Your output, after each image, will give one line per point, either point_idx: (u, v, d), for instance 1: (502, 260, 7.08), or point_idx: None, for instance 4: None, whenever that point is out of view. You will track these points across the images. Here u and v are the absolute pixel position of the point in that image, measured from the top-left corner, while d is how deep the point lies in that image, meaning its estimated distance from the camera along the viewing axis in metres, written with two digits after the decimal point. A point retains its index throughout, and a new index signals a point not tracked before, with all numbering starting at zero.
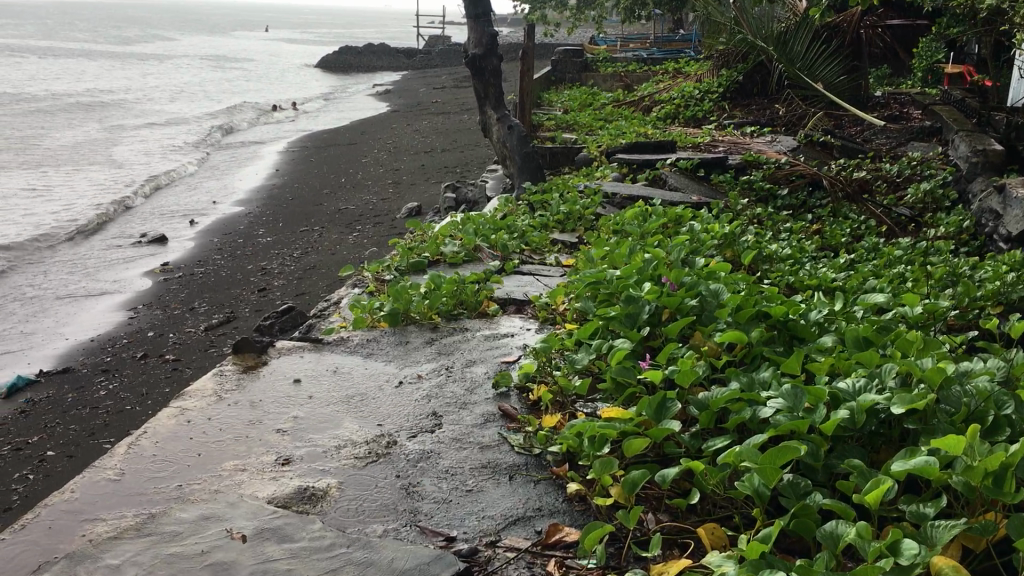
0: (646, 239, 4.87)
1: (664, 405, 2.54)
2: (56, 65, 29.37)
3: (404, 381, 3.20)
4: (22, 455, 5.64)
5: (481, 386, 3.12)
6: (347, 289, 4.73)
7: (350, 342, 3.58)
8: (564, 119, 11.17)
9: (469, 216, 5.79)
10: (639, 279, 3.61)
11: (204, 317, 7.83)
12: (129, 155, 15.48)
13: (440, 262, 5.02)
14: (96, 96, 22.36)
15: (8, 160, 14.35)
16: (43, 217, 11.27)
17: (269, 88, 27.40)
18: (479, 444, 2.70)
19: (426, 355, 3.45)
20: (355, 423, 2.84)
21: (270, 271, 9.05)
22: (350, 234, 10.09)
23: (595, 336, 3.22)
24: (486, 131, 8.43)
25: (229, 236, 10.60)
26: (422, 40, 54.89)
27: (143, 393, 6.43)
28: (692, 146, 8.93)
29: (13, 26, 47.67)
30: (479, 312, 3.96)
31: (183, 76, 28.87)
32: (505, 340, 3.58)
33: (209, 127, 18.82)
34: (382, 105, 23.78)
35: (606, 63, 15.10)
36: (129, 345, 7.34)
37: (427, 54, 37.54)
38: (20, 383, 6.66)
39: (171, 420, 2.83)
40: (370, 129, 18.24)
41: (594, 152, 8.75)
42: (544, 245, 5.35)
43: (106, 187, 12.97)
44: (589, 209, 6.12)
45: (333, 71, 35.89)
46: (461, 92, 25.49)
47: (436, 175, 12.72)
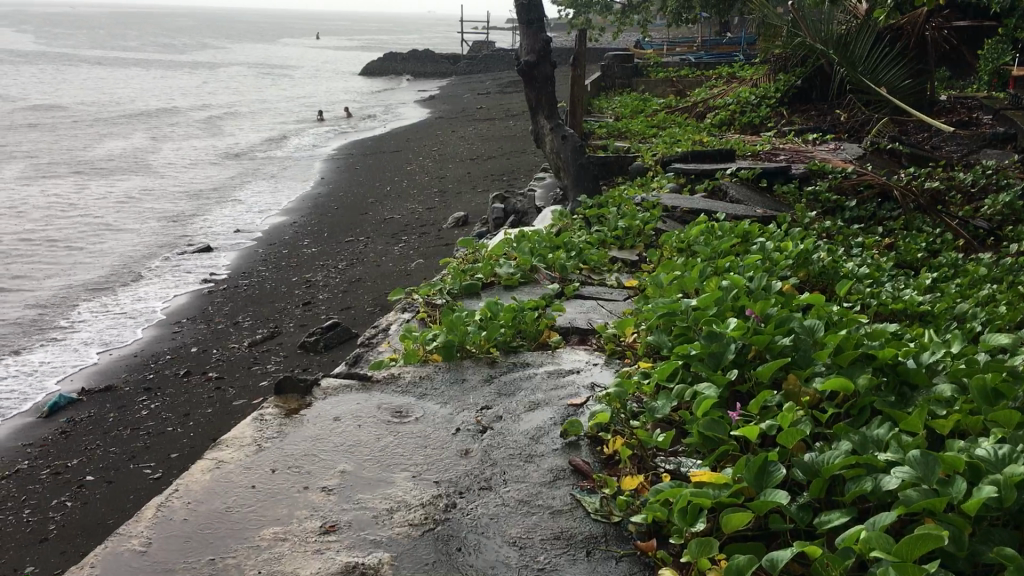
0: (716, 260, 4.52)
1: (766, 469, 2.20)
2: (107, 75, 29.74)
3: (462, 429, 2.87)
4: (62, 480, 5.47)
5: (547, 434, 2.80)
6: (396, 314, 4.42)
7: (401, 379, 3.28)
8: (616, 126, 10.81)
9: (523, 232, 5.48)
10: (718, 311, 3.26)
11: (248, 333, 7.60)
12: (175, 164, 15.41)
13: (495, 284, 4.71)
14: (143, 105, 22.43)
15: (55, 172, 14.34)
16: (87, 228, 11.16)
17: (315, 96, 27.37)
18: (548, 508, 2.37)
19: (485, 395, 3.13)
20: (407, 479, 2.53)
21: (315, 283, 8.82)
22: (395, 245, 9.83)
23: (674, 378, 2.88)
24: (539, 141, 8.08)
25: (275, 246, 10.41)
26: (464, 46, 55.02)
27: (184, 414, 6.18)
28: (752, 154, 8.52)
29: (67, 37, 48.75)
30: (540, 342, 3.67)
31: (231, 85, 29.03)
32: (570, 378, 3.27)
33: (255, 136, 18.77)
34: (426, 112, 23.59)
35: (657, 68, 14.67)
36: (172, 362, 7.13)
37: (471, 58, 37.27)
38: (61, 402, 6.46)
39: (206, 474, 2.54)
40: (417, 136, 18.06)
41: (649, 161, 8.39)
42: (603, 264, 5.03)
43: (151, 198, 12.86)
44: (649, 223, 5.78)
45: (377, 77, 35.87)
46: (508, 98, 25.19)
47: (482, 183, 12.45)
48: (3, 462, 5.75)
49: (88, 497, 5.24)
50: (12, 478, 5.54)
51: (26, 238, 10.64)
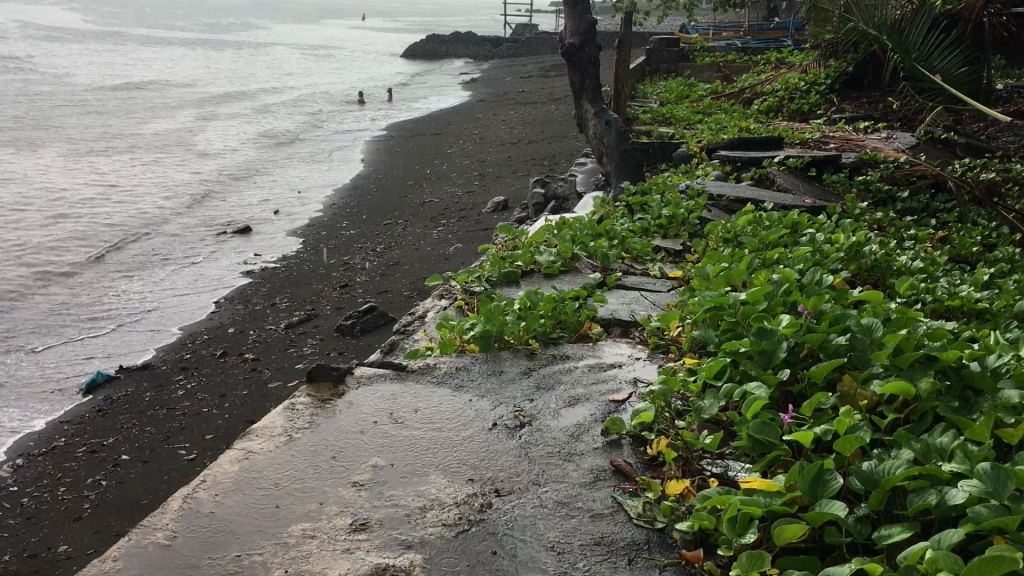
0: (764, 251, 4.36)
1: (821, 477, 2.07)
2: (155, 54, 30.01)
3: (499, 423, 2.77)
4: (97, 459, 5.46)
5: (587, 432, 2.69)
6: (433, 301, 4.32)
7: (436, 370, 3.17)
8: (661, 112, 10.63)
9: (564, 219, 5.36)
10: (769, 307, 3.12)
11: (286, 314, 7.57)
12: (217, 144, 15.45)
13: (535, 271, 4.60)
14: (187, 85, 22.55)
15: (100, 150, 14.43)
16: (130, 207, 11.20)
17: (357, 77, 27.34)
18: (587, 511, 2.26)
19: (523, 389, 3.02)
20: (441, 477, 2.43)
21: (353, 265, 8.77)
22: (434, 229, 9.75)
23: (722, 376, 2.75)
24: (581, 126, 7.93)
25: (314, 227, 10.38)
26: (506, 28, 54.63)
27: (220, 395, 6.15)
28: (800, 142, 8.31)
29: (113, 15, 49.29)
30: (580, 333, 3.56)
31: (276, 65, 29.16)
32: (611, 373, 3.15)
33: (297, 117, 18.78)
34: (468, 95, 23.47)
35: (703, 52, 14.39)
36: (209, 342, 7.11)
37: (514, 42, 37.03)
38: (99, 378, 6.45)
39: (234, 465, 2.47)
40: (458, 119, 17.95)
41: (694, 148, 8.22)
42: (646, 254, 4.93)
43: (193, 178, 12.89)
44: (694, 213, 5.63)
45: (420, 59, 35.74)
46: (551, 82, 24.99)
47: (523, 167, 12.32)
48: (40, 439, 5.75)
49: (123, 476, 5.21)
50: (50, 455, 5.54)
51: (70, 216, 10.71)
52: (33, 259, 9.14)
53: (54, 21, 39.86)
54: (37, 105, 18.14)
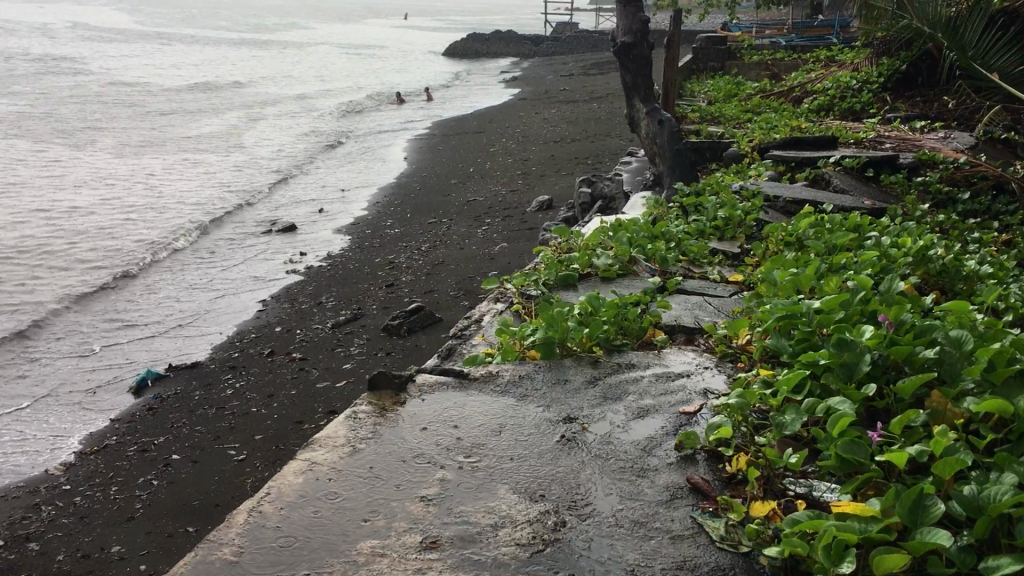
0: (829, 256, 4.22)
1: (921, 503, 1.96)
2: (201, 54, 30.32)
3: (567, 435, 2.67)
4: (147, 458, 5.45)
5: (660, 446, 2.59)
6: (489, 304, 4.24)
7: (499, 378, 3.09)
8: (709, 111, 10.46)
9: (619, 221, 5.25)
10: (846, 316, 2.99)
11: (332, 314, 7.53)
12: (262, 143, 15.53)
13: (591, 275, 4.49)
14: (231, 84, 22.75)
15: (148, 150, 14.57)
16: (177, 206, 11.26)
17: (399, 76, 27.39)
18: (666, 532, 2.16)
19: (591, 398, 2.92)
20: (511, 492, 2.35)
21: (399, 265, 8.73)
22: (478, 228, 9.67)
23: (802, 390, 2.64)
24: (633, 126, 7.81)
25: (359, 226, 10.36)
26: (546, 27, 54.57)
27: (268, 395, 6.12)
28: (855, 141, 8.11)
29: (158, 15, 49.94)
30: (643, 340, 3.45)
31: (318, 64, 29.30)
32: (679, 383, 3.04)
33: (340, 116, 18.82)
34: (510, 93, 23.41)
35: (750, 50, 14.17)
36: (257, 341, 7.09)
37: (555, 40, 36.92)
38: (149, 377, 6.46)
39: (299, 477, 2.40)
40: (500, 118, 17.88)
41: (746, 148, 8.06)
42: (704, 257, 4.81)
43: (238, 177, 12.95)
44: (751, 215, 5.49)
45: (460, 58, 35.73)
46: (593, 80, 24.84)
47: (567, 166, 12.22)
48: (92, 437, 5.77)
49: (173, 476, 5.18)
50: (101, 453, 5.54)
51: (119, 215, 10.82)
52: (83, 258, 9.21)
53: (104, 22, 40.58)
54: (86, 105, 18.37)
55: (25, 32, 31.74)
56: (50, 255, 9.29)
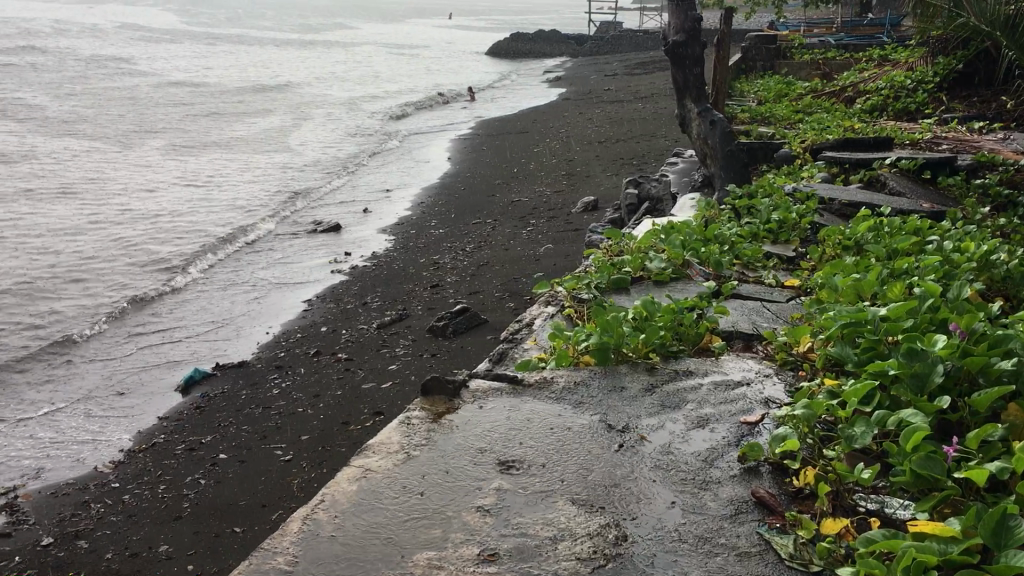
0: (891, 261, 4.09)
1: (1004, 523, 1.86)
2: (246, 53, 30.65)
3: (624, 444, 2.60)
4: (196, 457, 5.47)
5: (722, 457, 2.51)
6: (540, 308, 4.18)
7: (554, 384, 3.02)
8: (758, 111, 10.30)
9: (671, 223, 5.17)
10: (913, 324, 2.89)
11: (377, 314, 7.52)
12: (307, 143, 15.63)
13: (644, 279, 4.41)
14: (277, 84, 22.96)
15: (196, 149, 14.73)
16: (224, 205, 11.36)
17: (442, 76, 27.48)
18: (732, 549, 2.08)
19: (648, 407, 2.85)
20: (570, 504, 2.28)
21: (444, 265, 8.70)
22: (523, 228, 9.62)
23: (871, 401, 2.54)
24: (683, 126, 7.71)
25: (403, 226, 10.35)
26: (589, 26, 54.45)
27: (314, 395, 6.10)
28: (910, 142, 7.93)
29: (206, 15, 50.67)
30: (700, 347, 3.37)
31: (362, 63, 29.49)
32: (739, 392, 2.95)
33: (384, 115, 18.90)
34: (554, 92, 23.36)
35: (801, 49, 13.95)
36: (303, 341, 7.10)
37: (598, 40, 36.82)
38: (196, 376, 6.50)
39: (352, 484, 2.36)
40: (544, 118, 17.84)
41: (798, 148, 7.92)
42: (758, 260, 4.70)
43: (284, 176, 13.04)
44: (806, 217, 5.36)
45: (503, 57, 35.75)
46: (638, 79, 24.70)
47: (612, 166, 12.12)
48: (140, 435, 5.81)
49: (221, 476, 5.19)
50: (150, 451, 5.58)
51: (168, 214, 10.94)
52: (132, 257, 9.32)
53: (153, 22, 41.25)
54: (135, 105, 18.65)
55: (76, 32, 32.35)
56: (100, 253, 9.40)
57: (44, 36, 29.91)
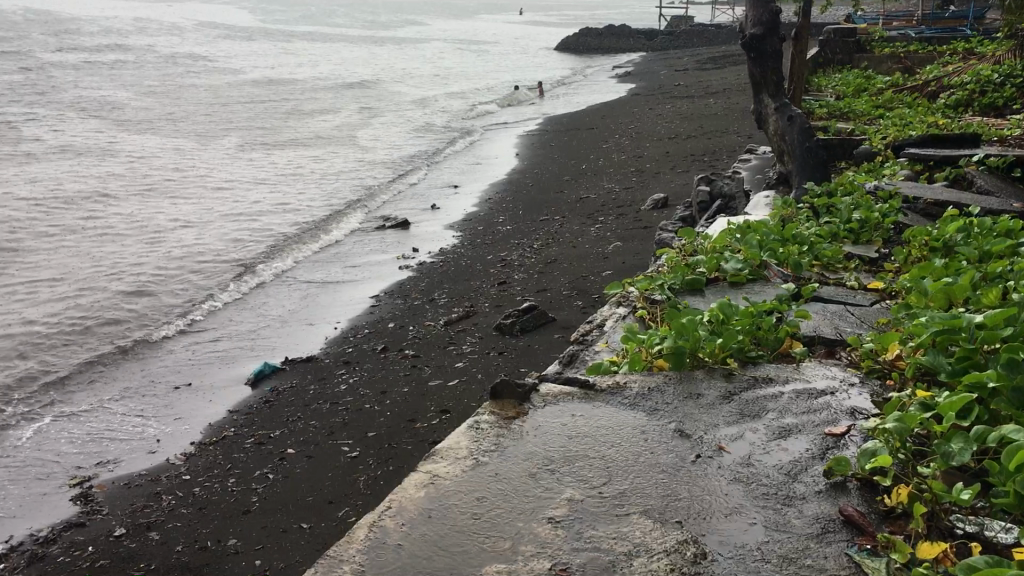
0: (984, 264, 3.86)
1: None
2: (318, 51, 31.00)
3: (702, 454, 2.49)
4: (265, 451, 5.49)
5: (807, 471, 2.38)
6: (611, 309, 4.08)
7: (627, 390, 2.92)
8: (836, 107, 9.99)
9: (748, 222, 5.00)
10: (1013, 333, 2.70)
11: (445, 310, 7.48)
12: (377, 139, 15.72)
13: (719, 280, 4.27)
14: (348, 81, 23.17)
15: (268, 146, 14.92)
16: (294, 201, 11.47)
17: (511, 72, 27.45)
18: (819, 572, 1.96)
19: (727, 415, 2.73)
20: (644, 516, 2.19)
21: (511, 262, 8.63)
22: (592, 225, 9.49)
23: (969, 415, 2.38)
24: (760, 123, 7.51)
25: (471, 223, 10.31)
26: (659, 21, 54.01)
27: (381, 391, 6.09)
28: (999, 139, 7.38)
29: (280, 13, 51.51)
30: (780, 352, 3.23)
31: (431, 60, 29.62)
32: (823, 401, 2.81)
33: (453, 112, 18.92)
34: (623, 88, 23.13)
35: (882, 42, 13.51)
36: (371, 336, 7.10)
37: (669, 35, 36.43)
38: (266, 370, 6.55)
39: (421, 490, 2.30)
40: (614, 114, 17.66)
41: (879, 146, 7.64)
42: (839, 262, 4.51)
43: (354, 172, 13.12)
44: (890, 217, 5.14)
45: (573, 53, 35.58)
46: (709, 75, 24.31)
47: (682, 163, 11.91)
48: (211, 428, 5.86)
49: (289, 471, 5.20)
50: (220, 444, 5.62)
51: (239, 209, 11.08)
52: (205, 251, 9.45)
53: (229, 20, 42.07)
54: (210, 102, 18.98)
55: (156, 31, 33.12)
56: (175, 247, 9.56)
57: (125, 34, 30.75)
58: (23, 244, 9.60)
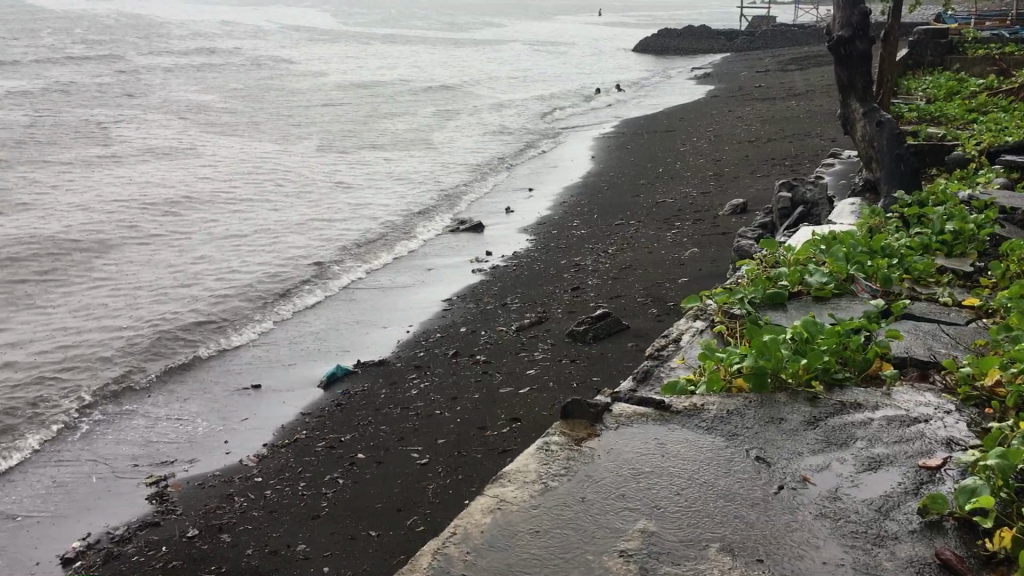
0: None
1: None
2: (396, 53, 31.31)
3: (785, 485, 2.35)
4: (335, 455, 5.49)
5: (900, 509, 2.22)
6: (688, 323, 3.94)
7: (705, 413, 2.78)
8: (927, 110, 9.61)
9: (833, 233, 4.78)
10: None
11: (517, 316, 7.40)
12: (453, 141, 15.74)
13: (802, 293, 4.09)
14: (425, 82, 23.31)
15: (345, 148, 15.07)
16: (370, 203, 11.53)
17: (588, 73, 27.27)
18: None
19: (812, 442, 2.58)
20: (723, 553, 2.06)
21: (585, 267, 8.51)
22: (668, 231, 9.31)
23: None
24: (847, 128, 7.24)
25: (544, 226, 10.22)
26: (740, 21, 53.18)
27: (452, 397, 6.03)
28: None
29: (360, 15, 52.22)
30: (869, 374, 3.05)
31: (507, 62, 29.63)
32: (916, 430, 2.63)
33: (529, 114, 18.85)
34: (702, 90, 22.77)
35: (976, 44, 12.97)
36: (443, 341, 7.06)
37: (749, 36, 35.80)
38: (338, 373, 6.57)
39: (489, 516, 2.21)
40: (692, 116, 17.37)
41: (973, 151, 7.28)
42: (932, 276, 4.28)
43: (428, 175, 13.15)
44: (986, 228, 4.87)
45: (651, 53, 35.21)
46: (792, 76, 23.76)
47: (763, 167, 11.62)
48: (283, 430, 5.89)
49: (358, 476, 5.18)
50: (292, 447, 5.64)
51: (316, 210, 11.18)
52: (282, 252, 9.55)
53: (312, 23, 42.82)
54: (291, 104, 19.28)
55: (241, 34, 33.87)
56: (252, 248, 9.68)
57: (212, 38, 31.55)
58: (107, 244, 9.84)
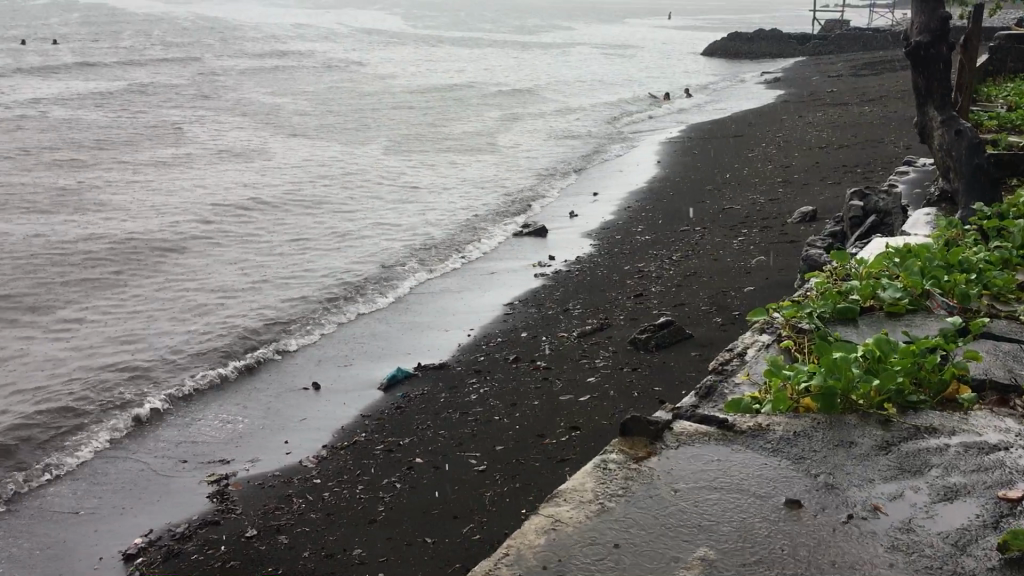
0: None
1: None
2: (463, 56, 31.43)
3: (854, 514, 2.24)
4: (393, 459, 5.48)
5: (979, 545, 2.10)
6: (754, 337, 3.82)
7: (770, 434, 2.68)
8: (1009, 118, 9.27)
9: (907, 245, 4.61)
10: None
11: (578, 321, 7.32)
12: (517, 144, 15.71)
13: (875, 308, 3.94)
14: (492, 85, 23.35)
15: (411, 150, 15.15)
16: (433, 206, 11.55)
17: (656, 77, 27.01)
18: None
19: (884, 468, 2.46)
20: None
21: (649, 273, 8.39)
22: (734, 238, 9.13)
23: None
24: (924, 137, 7.02)
25: (608, 231, 10.11)
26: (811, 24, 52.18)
27: (511, 403, 5.98)
28: None
29: (429, 18, 52.61)
30: (945, 397, 2.91)
31: (573, 66, 29.51)
32: (995, 459, 2.50)
33: (595, 118, 18.74)
34: (772, 94, 22.36)
35: None
36: (503, 346, 7.02)
37: (822, 40, 35.08)
38: (398, 376, 6.57)
39: (543, 537, 2.15)
40: (762, 121, 17.06)
41: None
42: (1013, 292, 4.09)
43: (492, 178, 13.13)
44: None
45: (720, 57, 34.74)
46: (866, 81, 23.20)
47: (834, 174, 11.34)
48: (342, 432, 5.90)
49: (416, 481, 5.16)
50: (351, 449, 5.65)
51: (380, 212, 11.25)
52: (345, 254, 9.61)
53: (381, 26, 43.26)
54: (358, 107, 19.48)
55: (312, 36, 34.37)
56: (317, 249, 9.76)
57: (285, 40, 32.07)
58: (177, 243, 10.02)
